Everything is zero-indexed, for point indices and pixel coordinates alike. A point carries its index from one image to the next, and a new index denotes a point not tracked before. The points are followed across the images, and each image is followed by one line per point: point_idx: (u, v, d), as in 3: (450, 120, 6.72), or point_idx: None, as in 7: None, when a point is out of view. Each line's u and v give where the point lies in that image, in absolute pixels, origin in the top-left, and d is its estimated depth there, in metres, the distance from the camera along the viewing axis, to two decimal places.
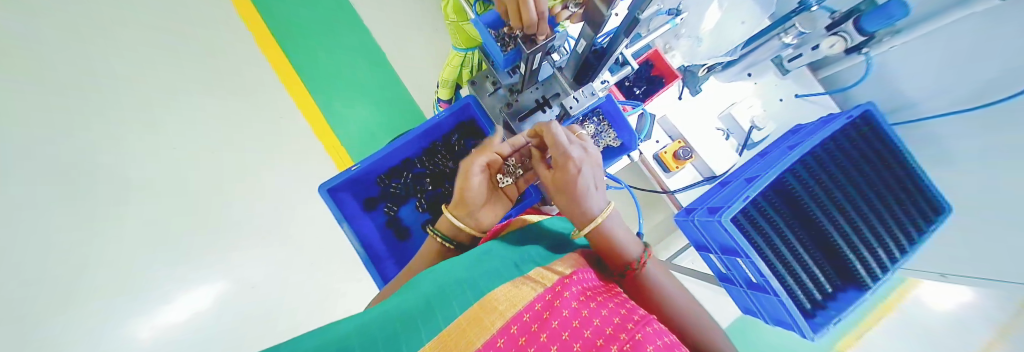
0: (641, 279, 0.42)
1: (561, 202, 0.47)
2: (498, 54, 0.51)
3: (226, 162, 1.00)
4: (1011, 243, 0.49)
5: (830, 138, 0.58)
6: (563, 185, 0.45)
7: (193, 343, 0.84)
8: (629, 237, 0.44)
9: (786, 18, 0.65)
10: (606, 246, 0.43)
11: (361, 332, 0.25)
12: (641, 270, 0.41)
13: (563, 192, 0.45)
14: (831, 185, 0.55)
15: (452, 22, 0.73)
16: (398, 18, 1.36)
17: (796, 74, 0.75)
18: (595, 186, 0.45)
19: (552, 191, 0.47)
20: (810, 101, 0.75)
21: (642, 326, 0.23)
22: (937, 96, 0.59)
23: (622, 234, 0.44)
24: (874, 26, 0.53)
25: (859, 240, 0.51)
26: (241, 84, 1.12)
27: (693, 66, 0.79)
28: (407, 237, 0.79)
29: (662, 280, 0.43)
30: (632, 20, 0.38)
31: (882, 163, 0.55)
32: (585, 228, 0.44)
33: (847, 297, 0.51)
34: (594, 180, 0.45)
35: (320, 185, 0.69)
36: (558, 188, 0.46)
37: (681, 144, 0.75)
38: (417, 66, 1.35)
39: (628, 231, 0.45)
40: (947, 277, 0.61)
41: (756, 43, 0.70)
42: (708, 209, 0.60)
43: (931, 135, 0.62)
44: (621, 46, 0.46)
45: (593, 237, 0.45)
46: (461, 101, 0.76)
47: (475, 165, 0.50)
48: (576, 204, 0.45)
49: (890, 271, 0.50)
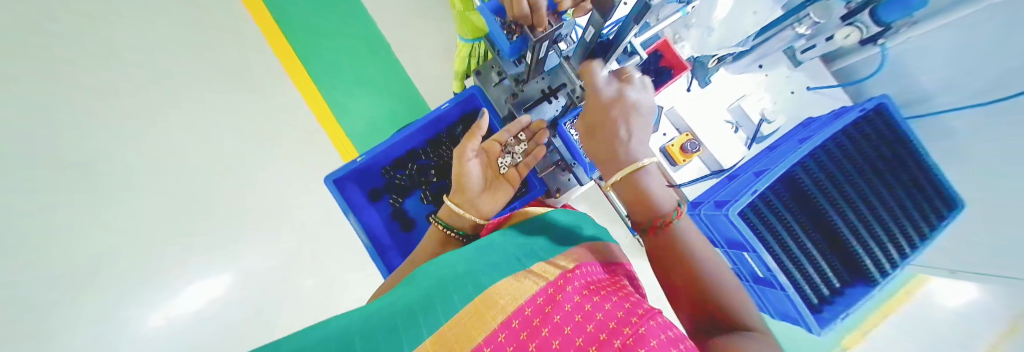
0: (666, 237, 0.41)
1: (591, 143, 0.48)
2: (504, 43, 0.50)
3: (230, 154, 1.01)
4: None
5: (842, 132, 0.56)
6: (593, 123, 0.47)
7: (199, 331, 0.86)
8: (662, 191, 0.44)
9: (800, 6, 0.61)
10: (640, 198, 0.43)
11: (362, 325, 0.25)
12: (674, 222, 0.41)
13: (596, 134, 0.47)
14: (842, 179, 0.54)
15: (458, 12, 0.72)
16: (403, 7, 1.34)
17: (808, 66, 0.74)
18: (634, 135, 0.45)
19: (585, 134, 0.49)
20: (821, 93, 0.74)
21: (645, 320, 0.23)
22: (956, 89, 0.57)
23: (656, 188, 0.44)
24: (894, 14, 0.51)
25: (868, 233, 0.50)
26: (243, 75, 1.11)
27: (703, 56, 0.74)
28: (411, 227, 0.80)
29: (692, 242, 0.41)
30: (643, 7, 0.37)
31: (897, 158, 0.54)
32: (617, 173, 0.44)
33: (855, 293, 0.51)
34: (639, 125, 0.46)
35: (325, 176, 0.70)
36: (591, 129, 0.47)
37: (688, 136, 0.74)
38: (421, 56, 1.33)
39: (662, 186, 0.44)
40: (956, 273, 0.61)
41: (770, 33, 0.68)
42: (715, 203, 0.59)
43: (947, 130, 0.60)
44: (629, 35, 0.46)
45: (626, 186, 0.44)
46: (464, 93, 0.75)
47: (468, 149, 0.53)
48: (609, 147, 0.46)
49: (900, 266, 0.49)
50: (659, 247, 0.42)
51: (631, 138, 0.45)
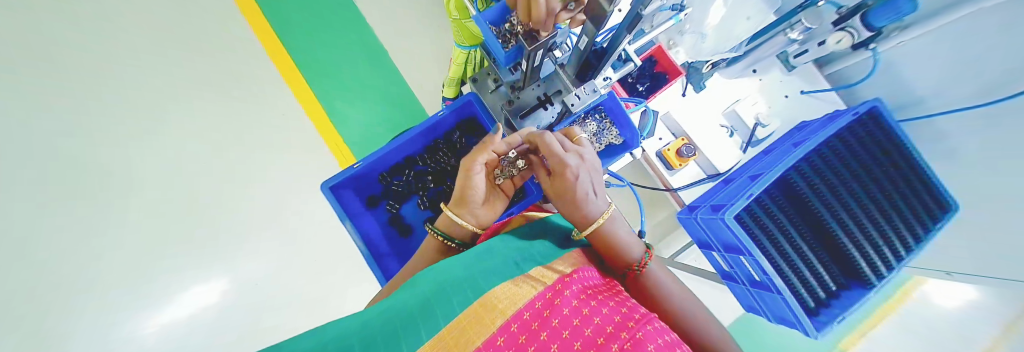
0: (642, 280, 0.43)
1: (562, 208, 0.46)
2: (499, 51, 0.51)
3: (228, 159, 1.01)
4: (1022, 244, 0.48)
5: (835, 135, 0.57)
6: (561, 191, 0.45)
7: (197, 337, 0.86)
8: (631, 238, 0.44)
9: (791, 13, 0.64)
10: (609, 249, 0.44)
11: (359, 330, 0.25)
12: (641, 271, 0.42)
13: (564, 200, 0.45)
14: (836, 182, 0.54)
15: (455, 20, 0.72)
16: (400, 14, 1.36)
17: (802, 70, 0.74)
18: (594, 190, 0.45)
19: (553, 199, 0.48)
20: (816, 97, 0.74)
21: (643, 325, 0.23)
22: (946, 92, 0.58)
23: (624, 236, 0.44)
24: (881, 20, 0.53)
25: (862, 235, 0.51)
26: (240, 82, 1.12)
27: (697, 62, 0.78)
28: (409, 234, 0.80)
29: (661, 278, 0.43)
30: (635, 17, 0.38)
31: (889, 160, 0.54)
32: (586, 230, 0.44)
33: (851, 296, 0.51)
34: (593, 183, 0.46)
35: (322, 183, 0.69)
36: (557, 194, 0.46)
37: (683, 141, 0.75)
38: (418, 62, 1.34)
39: (629, 231, 0.45)
40: (953, 275, 0.61)
41: (762, 39, 0.70)
42: (711, 207, 0.59)
43: (936, 133, 0.61)
44: (623, 43, 0.46)
45: (597, 240, 0.44)
46: (461, 99, 0.75)
47: (478, 160, 0.52)
48: (576, 208, 0.44)
49: (895, 268, 0.49)
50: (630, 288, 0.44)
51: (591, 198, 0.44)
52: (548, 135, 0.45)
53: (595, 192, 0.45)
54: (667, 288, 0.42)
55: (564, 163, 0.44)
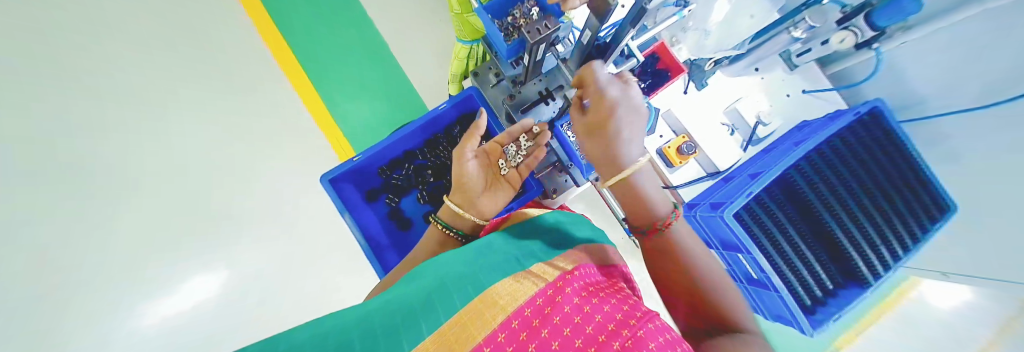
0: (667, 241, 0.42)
1: (594, 143, 0.47)
2: (502, 45, 0.51)
3: (227, 152, 1.01)
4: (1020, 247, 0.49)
5: (837, 135, 0.57)
6: (596, 124, 0.47)
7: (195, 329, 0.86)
8: (659, 195, 0.45)
9: (796, 12, 0.63)
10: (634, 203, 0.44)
11: (360, 324, 0.25)
12: (665, 230, 0.42)
13: (597, 133, 0.47)
14: (836, 182, 0.54)
15: (456, 14, 0.72)
16: (402, 7, 1.35)
17: (805, 69, 0.74)
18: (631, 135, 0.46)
19: (584, 133, 0.49)
20: (819, 97, 0.74)
21: (643, 323, 0.24)
22: (948, 94, 0.58)
23: (651, 192, 0.45)
24: (886, 20, 0.52)
25: (861, 236, 0.51)
26: (239, 75, 1.11)
27: (700, 59, 0.75)
28: (409, 227, 0.80)
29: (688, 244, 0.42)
30: (639, 11, 0.37)
31: (889, 160, 0.54)
32: (616, 175, 0.45)
33: (848, 295, 0.51)
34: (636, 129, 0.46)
35: (322, 175, 0.69)
36: (592, 128, 0.47)
37: (684, 138, 0.74)
38: (419, 56, 1.33)
39: (657, 190, 0.46)
40: (949, 276, 0.62)
41: (765, 37, 0.69)
42: (710, 205, 0.59)
43: (938, 134, 0.61)
44: (625, 39, 0.46)
45: (624, 187, 0.45)
46: (462, 93, 0.75)
47: (467, 150, 0.56)
48: (608, 147, 0.46)
49: (892, 268, 0.50)
50: (654, 248, 0.44)
51: (631, 145, 0.45)
52: (600, 66, 0.46)
53: (632, 137, 0.46)
54: (686, 244, 0.42)
55: (605, 92, 0.45)
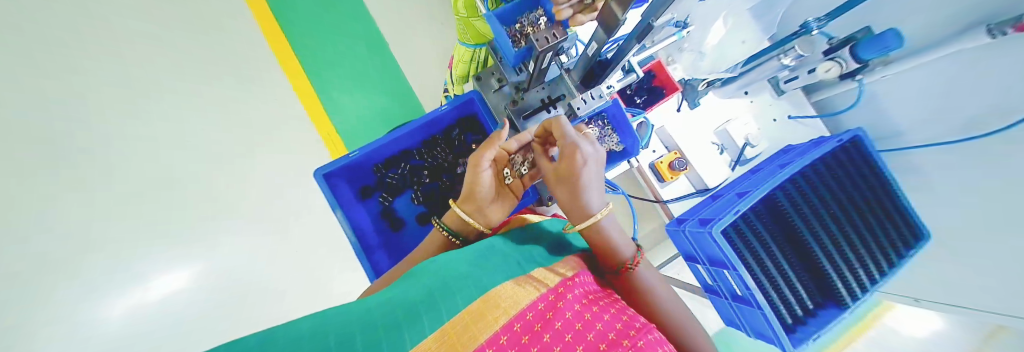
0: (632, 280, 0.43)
1: (562, 193, 0.48)
2: (508, 51, 0.51)
3: (214, 139, 0.97)
4: (998, 278, 0.50)
5: (821, 159, 0.59)
6: (564, 175, 0.47)
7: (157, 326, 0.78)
8: (623, 239, 0.45)
9: (787, 39, 0.67)
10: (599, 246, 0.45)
11: (361, 318, 0.25)
12: (633, 269, 0.43)
13: (564, 184, 0.47)
14: (819, 205, 0.56)
15: (462, 18, 0.72)
16: (407, 9, 1.36)
17: (791, 95, 0.78)
18: (595, 185, 0.47)
19: (553, 182, 0.50)
20: (802, 123, 0.77)
21: (644, 334, 0.24)
22: (924, 128, 0.62)
23: (616, 236, 0.45)
24: (869, 54, 0.55)
25: (840, 258, 0.53)
26: (235, 64, 1.09)
27: (693, 80, 0.78)
28: (400, 228, 0.79)
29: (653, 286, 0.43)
30: (646, 27, 0.39)
31: (868, 186, 0.57)
32: (581, 223, 0.46)
33: (827, 315, 0.53)
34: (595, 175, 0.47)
35: (316, 169, 0.68)
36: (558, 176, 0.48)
37: (676, 155, 0.77)
38: (422, 59, 1.36)
39: (623, 234, 0.46)
40: (921, 302, 0.64)
41: (758, 62, 0.73)
42: (699, 220, 0.61)
43: (913, 164, 0.65)
44: (629, 54, 0.48)
45: (590, 234, 0.46)
46: (463, 96, 0.75)
47: (485, 158, 0.52)
48: (575, 197, 0.46)
49: (869, 291, 0.51)
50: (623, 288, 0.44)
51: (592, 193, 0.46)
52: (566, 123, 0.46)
53: (597, 187, 0.47)
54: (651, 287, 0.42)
55: (577, 145, 0.45)
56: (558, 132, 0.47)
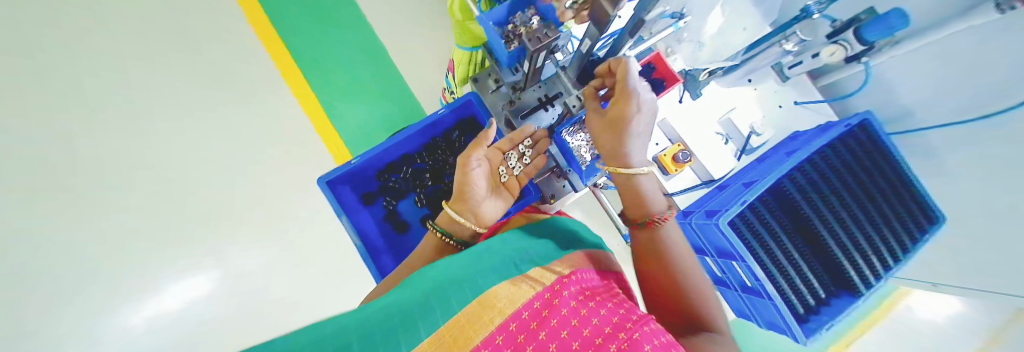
0: (657, 232, 0.43)
1: (608, 139, 0.46)
2: (502, 51, 0.51)
3: (221, 152, 0.99)
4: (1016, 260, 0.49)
5: (828, 145, 0.58)
6: (616, 121, 0.44)
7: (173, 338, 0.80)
8: (655, 191, 0.46)
9: (786, 26, 0.68)
10: (634, 196, 0.46)
11: (359, 328, 0.25)
12: (660, 224, 0.43)
13: (615, 130, 0.45)
14: (828, 192, 0.55)
15: (458, 21, 0.72)
16: (404, 13, 1.37)
17: (796, 81, 0.76)
18: (641, 128, 0.45)
19: (600, 128, 0.47)
20: (808, 108, 0.75)
21: (640, 326, 0.24)
22: (935, 107, 0.60)
23: (649, 189, 0.46)
24: (872, 35, 0.54)
25: (851, 243, 0.52)
26: (238, 78, 1.10)
27: (694, 70, 0.76)
28: (406, 230, 0.80)
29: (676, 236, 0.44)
30: (637, 22, 0.38)
31: (878, 170, 0.56)
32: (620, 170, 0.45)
33: (840, 303, 0.52)
34: (642, 123, 0.46)
35: (319, 177, 0.69)
36: (611, 122, 0.44)
37: (680, 147, 0.75)
38: (420, 61, 1.36)
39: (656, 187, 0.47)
40: (938, 286, 0.65)
41: (757, 49, 0.72)
42: (706, 212, 0.60)
43: (925, 145, 0.63)
44: (625, 47, 0.47)
45: (624, 180, 0.46)
46: (461, 98, 0.75)
47: (473, 158, 0.53)
48: (621, 143, 0.45)
49: (882, 277, 0.51)
50: (642, 244, 0.45)
51: (638, 143, 0.46)
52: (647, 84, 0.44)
53: (640, 131, 0.46)
54: (676, 242, 0.43)
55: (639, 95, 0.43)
56: (622, 74, 0.42)
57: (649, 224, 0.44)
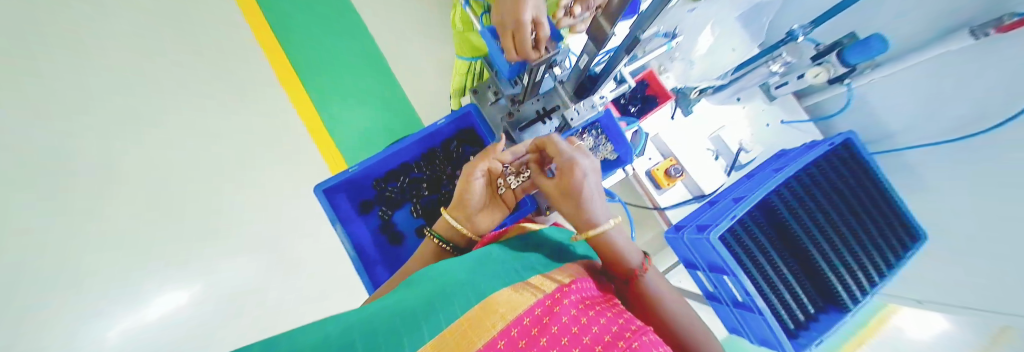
0: (640, 286, 0.43)
1: (566, 208, 0.47)
2: (502, 64, 0.52)
3: (216, 156, 0.98)
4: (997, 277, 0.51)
5: (814, 164, 0.60)
6: (567, 190, 0.46)
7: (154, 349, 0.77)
8: (631, 246, 0.45)
9: (773, 48, 0.70)
10: (610, 254, 0.44)
11: (360, 329, 0.24)
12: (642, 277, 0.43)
13: (569, 199, 0.46)
14: (815, 209, 0.57)
15: (459, 32, 0.75)
16: (406, 25, 1.40)
17: (782, 101, 0.79)
18: (596, 194, 0.46)
19: (557, 199, 0.48)
20: (795, 127, 0.78)
21: (639, 335, 0.24)
22: (913, 129, 0.63)
23: (625, 243, 0.45)
24: (854, 59, 0.58)
25: (837, 259, 0.53)
26: (237, 83, 1.10)
27: (686, 88, 0.80)
28: (401, 242, 0.79)
29: (660, 288, 0.43)
30: (633, 40, 0.40)
31: (863, 189, 0.58)
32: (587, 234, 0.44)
33: (828, 319, 0.53)
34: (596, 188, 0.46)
35: (315, 185, 0.68)
36: (562, 193, 0.47)
37: (672, 162, 0.78)
38: (420, 71, 1.39)
39: (630, 240, 0.46)
40: (922, 303, 0.65)
41: (746, 70, 0.75)
42: (697, 227, 0.61)
43: (904, 165, 0.66)
44: (620, 64, 0.49)
45: (595, 243, 0.45)
46: (461, 109, 0.76)
47: (478, 169, 0.53)
48: (580, 210, 0.45)
49: (868, 293, 0.52)
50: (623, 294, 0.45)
51: (596, 204, 0.46)
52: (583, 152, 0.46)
53: (598, 196, 0.46)
54: (659, 292, 0.42)
55: (576, 160, 0.44)
56: (553, 148, 0.48)
57: (631, 278, 0.43)
